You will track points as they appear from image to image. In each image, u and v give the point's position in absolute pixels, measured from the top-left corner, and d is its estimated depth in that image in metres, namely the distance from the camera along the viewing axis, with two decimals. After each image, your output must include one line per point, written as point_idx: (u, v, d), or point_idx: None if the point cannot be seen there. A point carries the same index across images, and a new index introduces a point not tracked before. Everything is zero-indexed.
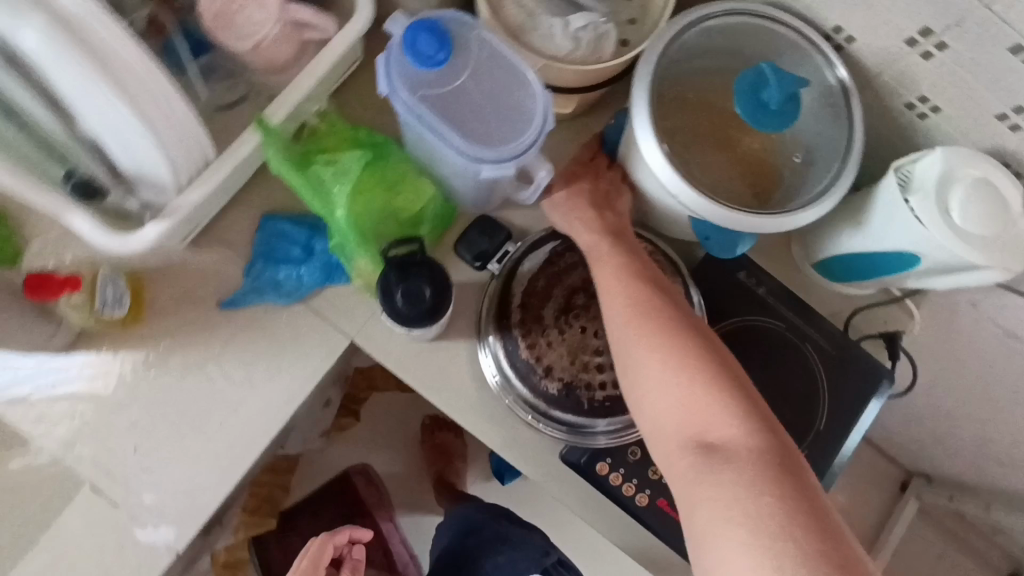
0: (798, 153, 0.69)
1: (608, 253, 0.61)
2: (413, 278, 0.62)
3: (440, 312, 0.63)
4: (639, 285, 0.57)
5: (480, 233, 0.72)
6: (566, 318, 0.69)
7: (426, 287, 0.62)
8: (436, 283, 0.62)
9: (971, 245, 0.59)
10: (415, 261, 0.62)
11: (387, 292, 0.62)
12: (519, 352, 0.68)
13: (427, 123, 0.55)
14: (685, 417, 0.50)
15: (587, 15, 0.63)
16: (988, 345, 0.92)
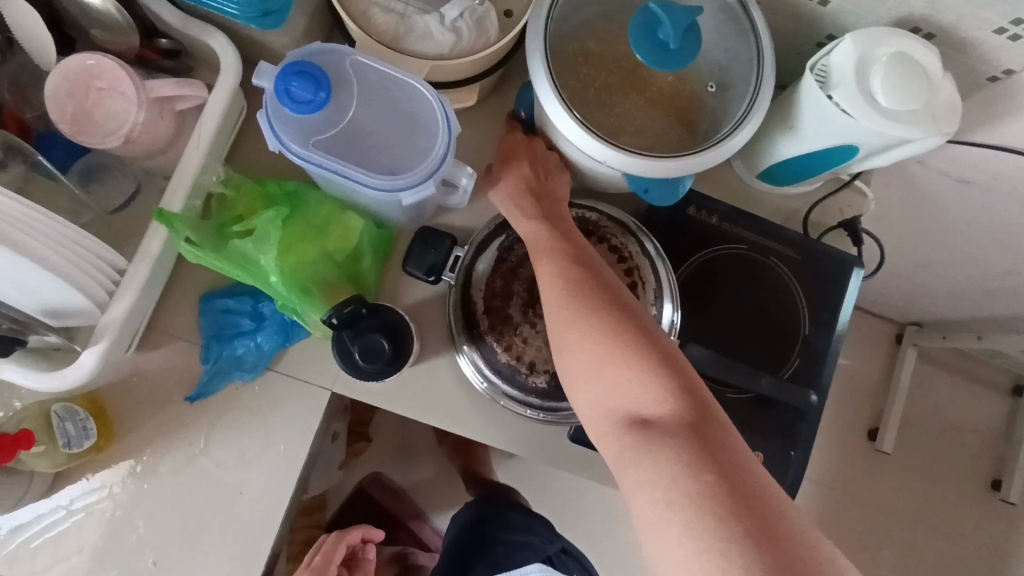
0: (712, 81, 0.68)
1: (541, 239, 0.60)
2: (366, 336, 0.60)
3: (402, 357, 0.62)
4: (570, 268, 0.57)
5: (424, 247, 0.68)
6: (534, 309, 0.68)
7: (381, 340, 0.61)
8: (388, 332, 0.61)
9: (904, 122, 0.59)
10: (363, 315, 0.61)
11: (346, 359, 0.60)
12: (497, 357, 0.67)
13: (330, 168, 0.53)
14: (619, 394, 0.51)
15: (460, 3, 0.60)
16: (946, 193, 0.95)
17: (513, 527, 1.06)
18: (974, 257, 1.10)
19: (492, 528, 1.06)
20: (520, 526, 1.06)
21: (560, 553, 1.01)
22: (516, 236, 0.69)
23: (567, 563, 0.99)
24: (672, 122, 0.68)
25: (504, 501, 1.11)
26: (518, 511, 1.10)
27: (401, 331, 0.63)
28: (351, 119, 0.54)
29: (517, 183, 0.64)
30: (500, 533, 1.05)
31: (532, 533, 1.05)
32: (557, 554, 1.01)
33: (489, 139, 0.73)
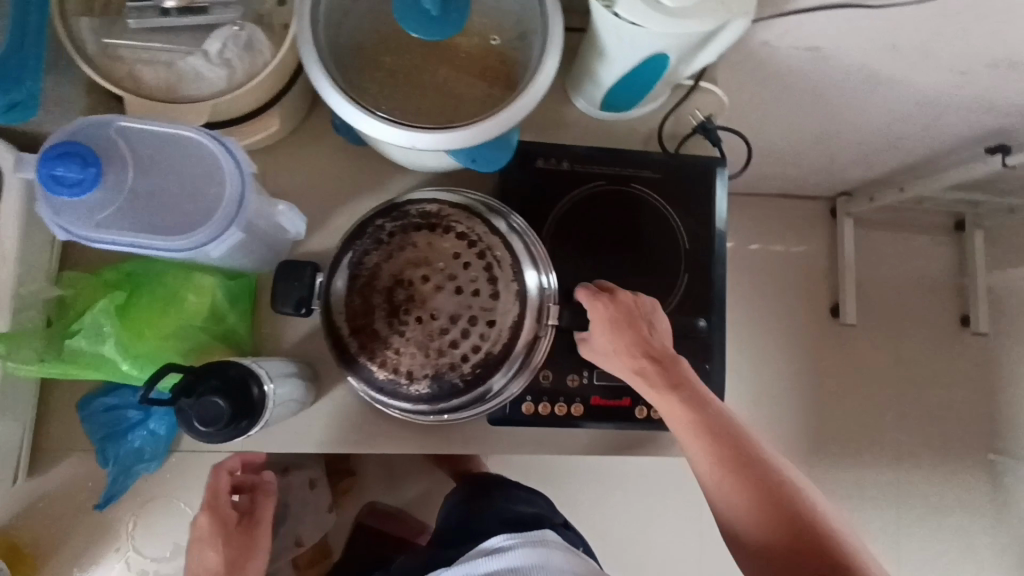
0: (495, 36, 0.66)
1: (677, 410, 0.62)
2: (195, 397, 0.48)
3: (253, 413, 0.50)
4: (716, 444, 0.60)
5: (287, 281, 0.64)
6: (399, 317, 0.61)
7: (216, 397, 0.48)
8: (224, 387, 0.49)
9: (693, 18, 0.57)
10: (196, 378, 0.49)
11: (183, 423, 0.49)
12: (374, 375, 0.62)
13: (126, 243, 0.50)
14: (766, 542, 0.58)
15: (220, 34, 0.57)
16: (801, 69, 0.95)
17: (518, 500, 1.05)
18: (852, 120, 1.13)
19: (492, 502, 1.06)
20: (528, 500, 1.06)
21: (564, 525, 1.03)
22: (361, 248, 0.63)
23: (573, 535, 1.02)
24: (483, 85, 0.65)
25: (506, 484, 1.12)
26: (525, 491, 1.11)
27: (249, 381, 0.51)
28: (134, 184, 0.50)
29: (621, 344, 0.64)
30: (505, 503, 1.05)
31: (538, 507, 1.05)
32: (560, 526, 1.00)
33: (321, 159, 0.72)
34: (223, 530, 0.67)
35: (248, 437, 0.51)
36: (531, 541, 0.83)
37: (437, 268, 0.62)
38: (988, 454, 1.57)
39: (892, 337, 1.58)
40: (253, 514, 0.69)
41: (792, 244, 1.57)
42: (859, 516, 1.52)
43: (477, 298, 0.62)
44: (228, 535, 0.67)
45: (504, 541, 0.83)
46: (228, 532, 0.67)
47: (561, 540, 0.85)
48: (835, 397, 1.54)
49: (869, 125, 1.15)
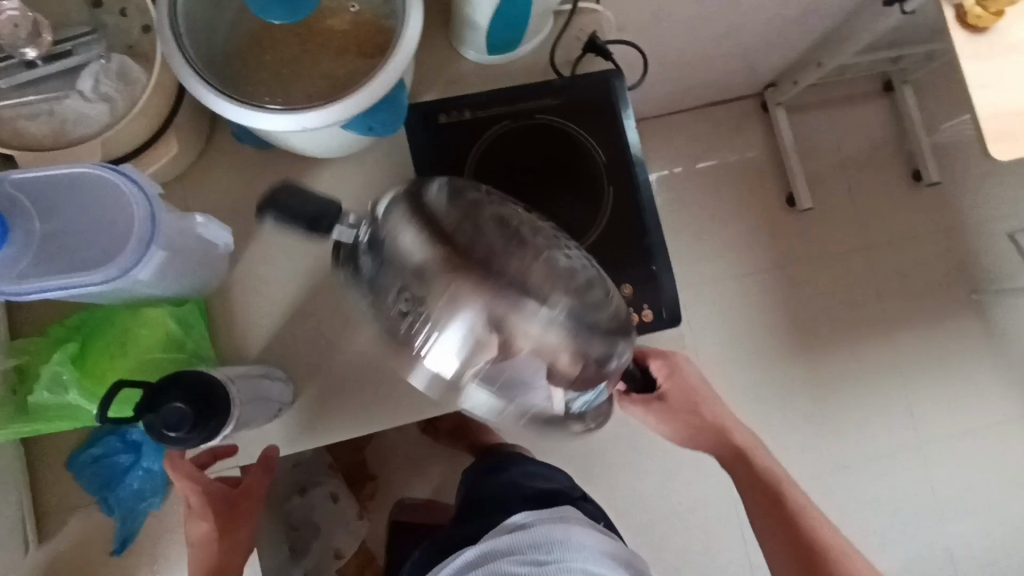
0: (353, 2, 0.65)
1: (714, 440, 0.89)
2: (160, 405, 0.51)
3: (218, 412, 0.53)
4: (739, 463, 0.88)
5: (295, 199, 0.58)
6: (520, 245, 0.60)
7: (176, 401, 0.51)
8: (184, 389, 0.52)
9: None
10: (155, 389, 0.52)
11: (153, 434, 0.51)
12: (492, 301, 0.57)
13: (52, 287, 0.51)
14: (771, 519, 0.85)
15: (89, 71, 0.59)
16: None
17: (538, 476, 1.07)
18: (745, 9, 1.14)
19: (506, 478, 1.08)
20: (547, 476, 1.07)
21: (583, 499, 1.05)
22: (454, 185, 0.63)
23: (591, 509, 1.04)
24: (352, 55, 0.64)
25: (521, 461, 1.12)
26: (541, 465, 1.12)
27: (209, 383, 0.53)
28: (42, 231, 0.52)
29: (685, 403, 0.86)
30: (522, 478, 1.07)
31: (558, 483, 1.07)
32: (580, 501, 1.02)
33: (233, 171, 0.74)
34: (210, 500, 0.69)
35: (221, 435, 0.54)
36: (553, 518, 0.87)
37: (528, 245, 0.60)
38: (972, 295, 1.59)
39: (850, 210, 1.61)
40: (245, 481, 0.72)
41: (732, 146, 1.60)
42: (862, 386, 1.55)
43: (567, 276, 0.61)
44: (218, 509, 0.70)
45: (528, 517, 0.87)
46: (216, 501, 0.70)
47: (579, 517, 0.90)
48: (810, 281, 1.58)
49: (764, 8, 1.16)
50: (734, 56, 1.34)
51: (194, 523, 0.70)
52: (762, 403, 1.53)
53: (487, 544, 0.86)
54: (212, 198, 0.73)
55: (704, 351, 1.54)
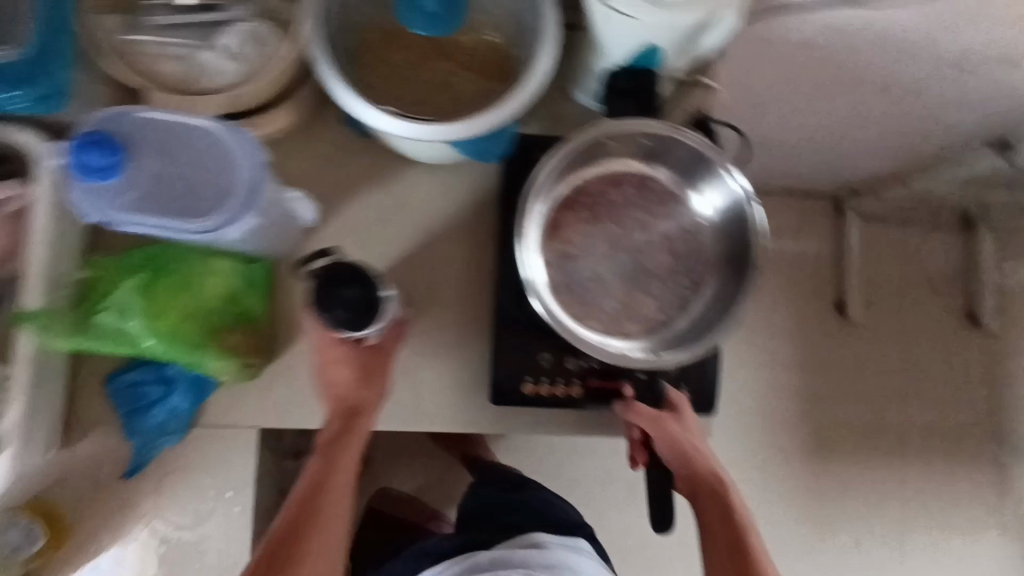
0: (495, 32, 0.68)
1: (705, 484, 0.70)
2: (336, 286, 0.62)
3: (373, 313, 0.63)
4: (725, 518, 0.70)
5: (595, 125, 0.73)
6: (660, 216, 0.75)
7: (349, 290, 0.62)
8: (358, 279, 0.63)
9: (680, 11, 0.60)
10: (335, 271, 0.62)
11: (320, 304, 0.62)
12: (634, 224, 0.74)
13: (150, 224, 0.55)
14: None
15: (233, 31, 0.62)
16: (799, 63, 0.96)
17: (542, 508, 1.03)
18: (857, 116, 1.12)
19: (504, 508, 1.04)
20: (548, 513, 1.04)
21: None
22: (604, 176, 0.74)
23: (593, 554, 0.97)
24: (479, 81, 0.67)
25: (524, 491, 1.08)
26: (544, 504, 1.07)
27: (373, 287, 0.63)
28: (155, 172, 0.55)
29: (684, 447, 0.69)
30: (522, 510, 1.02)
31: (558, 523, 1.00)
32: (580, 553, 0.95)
33: (330, 150, 0.76)
34: (353, 354, 0.67)
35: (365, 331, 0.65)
36: (568, 543, 0.80)
37: (649, 270, 0.74)
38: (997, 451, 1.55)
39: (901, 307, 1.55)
40: (378, 340, 0.69)
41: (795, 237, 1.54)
42: (866, 512, 1.51)
43: (658, 306, 0.73)
44: (360, 360, 0.68)
45: (547, 538, 0.80)
46: (358, 355, 0.67)
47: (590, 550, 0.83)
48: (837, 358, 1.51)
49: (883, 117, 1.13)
50: (837, 157, 1.31)
51: (327, 370, 0.68)
52: (764, 496, 1.47)
53: (499, 552, 0.78)
54: (303, 169, 0.76)
55: (727, 413, 1.41)
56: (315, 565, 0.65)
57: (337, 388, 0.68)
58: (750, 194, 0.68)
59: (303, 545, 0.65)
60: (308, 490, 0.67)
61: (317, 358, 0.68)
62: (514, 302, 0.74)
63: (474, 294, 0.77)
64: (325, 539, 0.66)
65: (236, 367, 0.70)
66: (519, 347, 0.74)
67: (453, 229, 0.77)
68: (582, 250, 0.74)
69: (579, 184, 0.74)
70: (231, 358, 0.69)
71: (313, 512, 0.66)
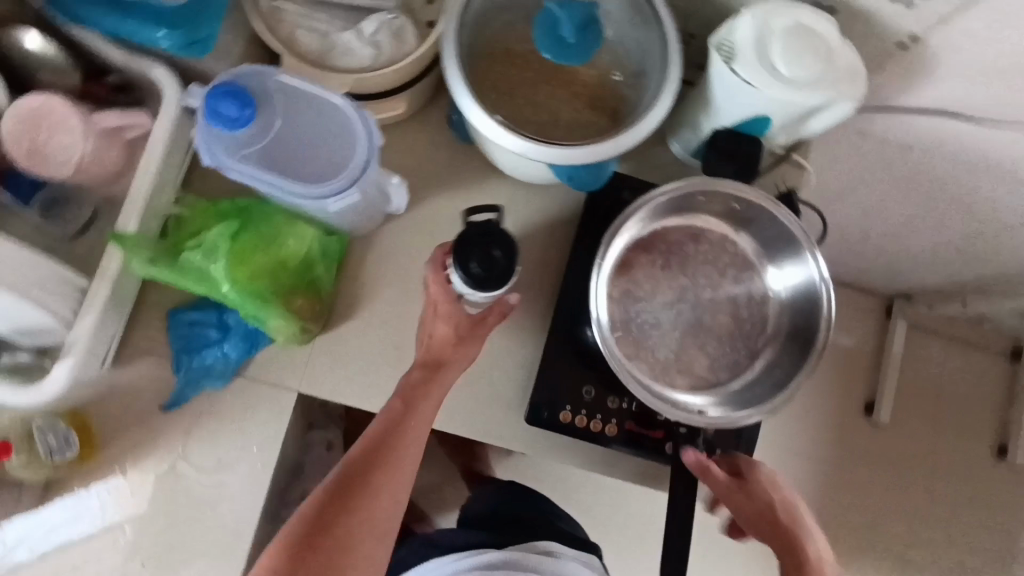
0: (619, 72, 0.71)
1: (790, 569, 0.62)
2: (483, 244, 0.59)
3: (503, 280, 0.59)
4: None
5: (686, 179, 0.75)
6: (729, 279, 0.76)
7: (496, 249, 0.59)
8: (502, 242, 0.59)
9: (802, 90, 0.63)
10: (484, 227, 0.59)
11: (461, 256, 0.59)
12: (703, 281, 0.76)
13: (262, 180, 0.57)
14: None
15: (377, 18, 0.65)
16: (890, 158, 0.96)
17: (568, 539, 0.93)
18: (936, 223, 1.08)
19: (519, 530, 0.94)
20: None
21: None
22: (684, 230, 0.76)
23: None
24: (594, 114, 0.70)
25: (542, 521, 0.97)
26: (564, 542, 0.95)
27: (514, 253, 0.60)
28: (278, 131, 0.58)
29: (758, 514, 0.65)
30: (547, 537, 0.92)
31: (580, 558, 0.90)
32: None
33: (427, 145, 0.79)
34: (459, 312, 0.67)
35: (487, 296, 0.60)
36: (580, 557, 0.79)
37: (708, 328, 0.75)
38: None
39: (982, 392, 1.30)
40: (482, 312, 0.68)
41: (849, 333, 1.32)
42: None
43: (710, 365, 0.74)
44: (462, 323, 0.67)
45: (559, 547, 0.78)
46: (462, 317, 0.67)
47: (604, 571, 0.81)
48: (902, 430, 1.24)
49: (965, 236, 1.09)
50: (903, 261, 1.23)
51: (430, 325, 0.68)
52: None
53: (509, 552, 0.76)
54: (397, 156, 0.78)
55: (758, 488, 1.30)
56: (373, 514, 0.59)
57: (434, 343, 0.67)
58: (828, 280, 0.69)
59: (368, 490, 0.59)
60: (382, 433, 0.62)
61: (426, 313, 0.68)
62: (568, 330, 0.75)
63: (532, 315, 0.78)
64: (388, 490, 0.61)
65: (294, 330, 0.72)
66: (564, 376, 0.74)
67: (526, 246, 0.79)
68: (648, 295, 0.75)
69: (659, 231, 0.76)
70: (294, 320, 0.72)
71: (385, 456, 0.61)
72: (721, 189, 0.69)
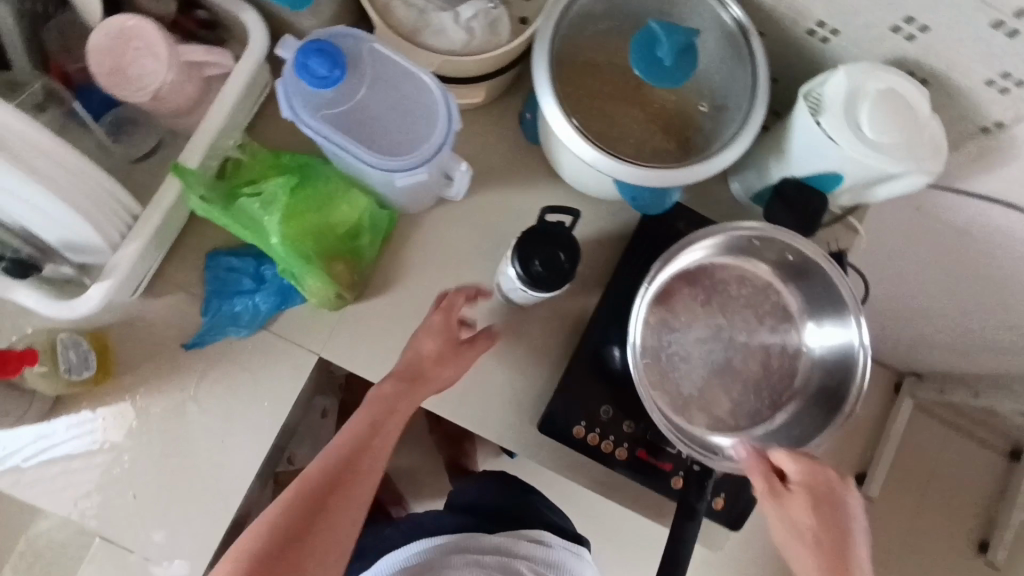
0: (705, 102, 0.70)
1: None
2: (550, 245, 0.59)
3: (559, 284, 0.60)
4: None
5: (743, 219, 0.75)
6: (766, 327, 0.76)
7: (562, 253, 0.59)
8: (568, 246, 0.60)
9: (883, 156, 0.62)
10: (554, 228, 0.60)
11: (526, 252, 0.59)
12: (740, 324, 0.75)
13: (335, 142, 0.57)
14: None
15: (474, 4, 0.64)
16: (942, 240, 0.94)
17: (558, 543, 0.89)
18: (969, 312, 1.07)
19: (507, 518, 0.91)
20: None
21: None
22: (731, 269, 0.76)
23: None
24: (667, 139, 0.70)
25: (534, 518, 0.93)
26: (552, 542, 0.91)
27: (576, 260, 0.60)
28: (360, 99, 0.59)
29: (806, 524, 0.60)
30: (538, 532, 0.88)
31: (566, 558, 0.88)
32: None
33: (493, 138, 0.78)
34: (448, 334, 0.68)
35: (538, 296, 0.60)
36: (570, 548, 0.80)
37: (738, 373, 0.74)
38: None
39: (978, 488, 1.28)
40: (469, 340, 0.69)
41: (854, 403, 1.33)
42: None
43: (731, 409, 0.74)
44: (448, 345, 0.68)
45: (550, 538, 0.79)
46: (448, 336, 0.68)
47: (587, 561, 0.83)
48: (888, 510, 1.26)
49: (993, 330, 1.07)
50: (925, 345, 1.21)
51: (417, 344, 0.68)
52: None
53: (503, 540, 0.77)
54: (461, 144, 0.78)
55: None
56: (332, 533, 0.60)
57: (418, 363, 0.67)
58: (868, 348, 0.68)
59: (327, 514, 0.60)
60: (347, 453, 0.62)
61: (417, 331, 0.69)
62: (598, 347, 0.74)
63: (562, 326, 0.78)
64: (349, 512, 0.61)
65: (329, 294, 0.71)
66: (586, 391, 0.74)
67: None
68: (684, 327, 0.74)
69: (706, 266, 0.75)
70: (331, 284, 0.71)
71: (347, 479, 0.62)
72: (779, 238, 0.68)
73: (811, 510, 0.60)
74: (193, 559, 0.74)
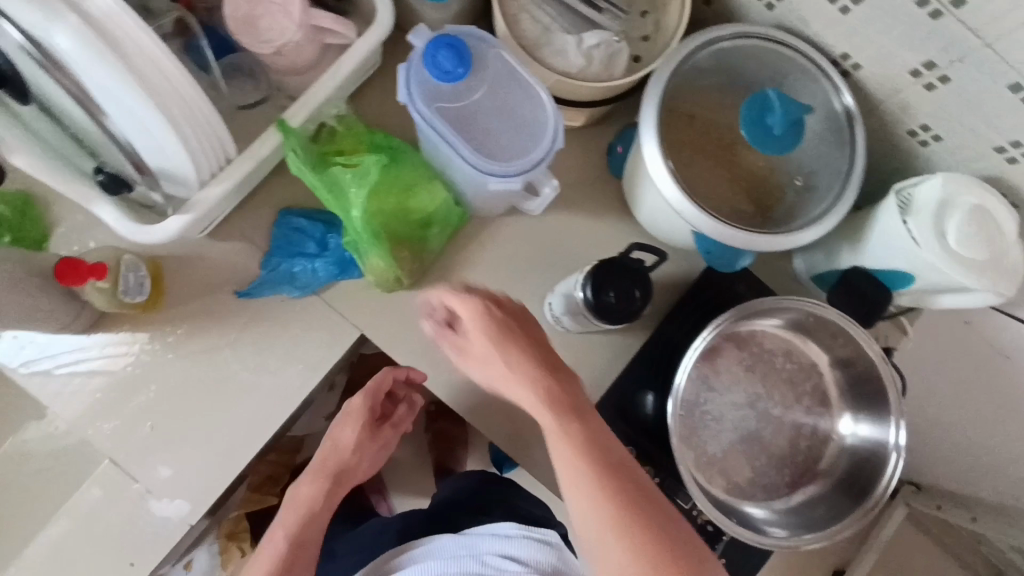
0: (799, 176, 0.70)
1: (539, 401, 0.57)
2: (627, 280, 0.62)
3: (625, 319, 0.63)
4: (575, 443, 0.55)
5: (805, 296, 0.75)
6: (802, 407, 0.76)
7: (636, 291, 0.62)
8: (643, 285, 0.63)
9: (962, 268, 0.62)
10: (634, 265, 0.63)
11: (603, 279, 0.62)
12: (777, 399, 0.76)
13: (439, 133, 0.58)
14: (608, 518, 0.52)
15: (600, 33, 0.66)
16: (982, 359, 0.94)
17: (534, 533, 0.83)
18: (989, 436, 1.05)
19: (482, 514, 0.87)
20: None
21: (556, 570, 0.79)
22: (780, 343, 0.76)
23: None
24: (751, 203, 0.70)
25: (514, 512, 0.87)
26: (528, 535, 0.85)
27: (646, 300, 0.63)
28: (472, 100, 0.60)
29: (482, 350, 0.59)
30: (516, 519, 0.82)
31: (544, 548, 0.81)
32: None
33: (577, 161, 0.80)
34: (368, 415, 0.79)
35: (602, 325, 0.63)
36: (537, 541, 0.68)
37: (764, 445, 0.75)
38: None
39: None
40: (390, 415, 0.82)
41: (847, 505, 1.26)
42: None
43: (750, 479, 0.74)
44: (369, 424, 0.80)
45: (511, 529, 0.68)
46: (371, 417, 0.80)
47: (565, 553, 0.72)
48: None
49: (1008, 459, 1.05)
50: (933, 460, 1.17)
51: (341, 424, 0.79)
52: None
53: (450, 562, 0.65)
54: None
55: None
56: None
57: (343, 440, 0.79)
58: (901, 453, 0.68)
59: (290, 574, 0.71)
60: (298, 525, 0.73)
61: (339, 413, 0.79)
62: (634, 388, 0.75)
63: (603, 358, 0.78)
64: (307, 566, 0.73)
65: (388, 275, 0.73)
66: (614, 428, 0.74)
67: None
68: (723, 388, 0.75)
69: (758, 334, 0.75)
70: (392, 266, 0.72)
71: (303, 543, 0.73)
72: (838, 324, 0.69)
73: (490, 336, 0.59)
74: (193, 502, 0.75)
